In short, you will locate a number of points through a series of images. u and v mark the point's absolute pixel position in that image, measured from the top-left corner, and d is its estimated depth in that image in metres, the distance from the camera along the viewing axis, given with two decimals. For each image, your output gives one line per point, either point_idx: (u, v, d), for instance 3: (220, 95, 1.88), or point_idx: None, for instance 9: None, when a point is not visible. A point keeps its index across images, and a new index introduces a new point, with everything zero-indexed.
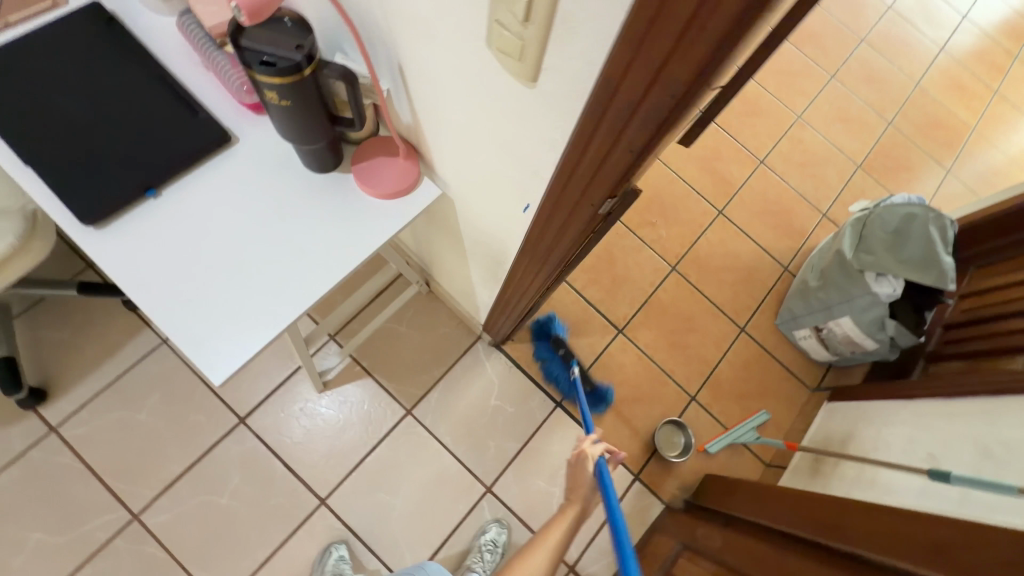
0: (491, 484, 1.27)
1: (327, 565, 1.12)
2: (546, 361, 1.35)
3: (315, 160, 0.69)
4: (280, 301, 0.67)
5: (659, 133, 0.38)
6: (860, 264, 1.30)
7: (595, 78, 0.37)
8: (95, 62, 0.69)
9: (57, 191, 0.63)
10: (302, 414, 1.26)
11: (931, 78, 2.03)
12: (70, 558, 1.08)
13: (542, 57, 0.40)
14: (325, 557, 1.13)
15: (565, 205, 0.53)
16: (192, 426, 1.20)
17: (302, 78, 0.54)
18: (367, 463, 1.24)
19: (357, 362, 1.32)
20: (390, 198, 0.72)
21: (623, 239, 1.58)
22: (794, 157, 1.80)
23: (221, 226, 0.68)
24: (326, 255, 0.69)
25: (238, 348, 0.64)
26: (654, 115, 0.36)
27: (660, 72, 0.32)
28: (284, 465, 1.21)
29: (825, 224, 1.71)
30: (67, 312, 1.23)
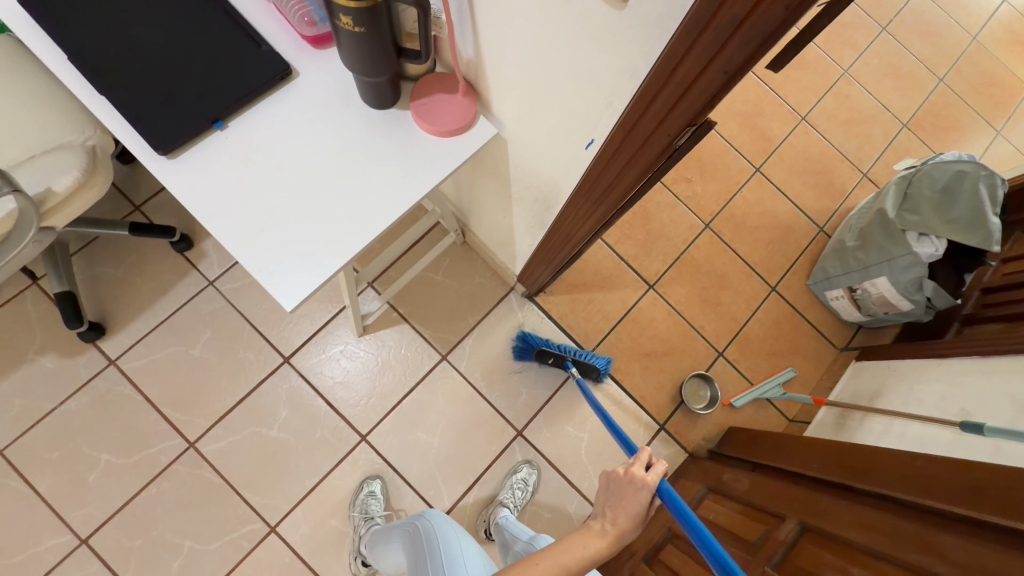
0: (522, 427, 1.33)
1: (358, 500, 1.19)
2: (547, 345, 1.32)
3: (375, 97, 0.70)
4: (345, 233, 0.69)
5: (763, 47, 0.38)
6: (903, 223, 1.28)
7: None
8: None
9: (133, 121, 0.66)
10: (342, 356, 1.31)
11: (990, 32, 1.92)
12: (136, 478, 1.17)
13: None
14: (358, 492, 1.21)
15: (638, 136, 0.54)
16: (241, 363, 1.26)
17: (376, 3, 0.55)
18: (405, 403, 1.30)
19: (395, 308, 1.36)
20: (448, 136, 0.73)
21: (658, 195, 1.57)
22: (838, 114, 1.74)
23: (285, 160, 0.70)
24: (389, 190, 0.71)
25: (306, 276, 0.67)
26: (759, 31, 0.37)
27: None
28: (327, 403, 1.27)
29: (866, 184, 1.67)
30: (119, 252, 1.28)
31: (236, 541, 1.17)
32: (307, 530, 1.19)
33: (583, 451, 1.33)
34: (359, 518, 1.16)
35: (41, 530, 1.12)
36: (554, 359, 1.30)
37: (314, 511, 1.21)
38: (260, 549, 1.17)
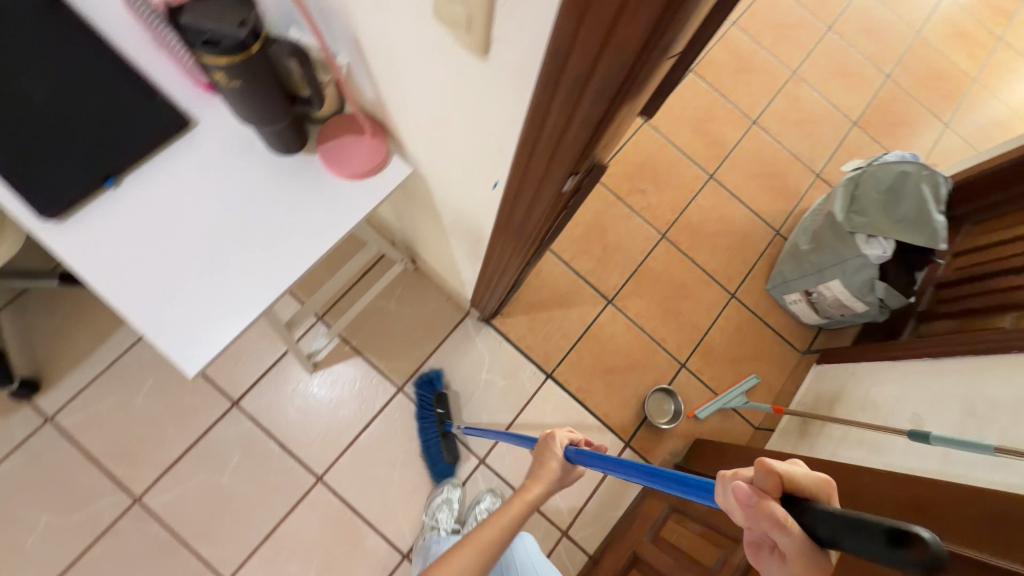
0: (485, 455, 1.30)
1: (439, 496, 1.23)
2: (424, 421, 1.28)
3: (279, 142, 0.67)
4: (252, 290, 0.65)
5: (626, 94, 0.35)
6: (851, 225, 1.29)
7: (540, 62, 0.36)
8: (47, 42, 0.65)
9: (13, 180, 0.62)
10: (296, 395, 1.27)
11: (933, 26, 1.97)
12: (79, 539, 1.12)
13: (490, 27, 0.37)
14: (435, 495, 1.24)
15: (532, 182, 0.52)
16: (188, 409, 1.22)
17: (251, 55, 0.51)
18: (362, 439, 1.26)
19: (347, 342, 1.32)
20: (361, 178, 0.70)
21: (612, 208, 1.55)
22: (788, 115, 1.74)
23: (187, 216, 0.66)
24: (298, 241, 0.68)
25: (208, 340, 0.63)
26: (606, 87, 0.34)
27: (607, 42, 0.30)
28: (280, 445, 1.23)
29: (819, 184, 1.68)
30: (52, 303, 1.23)
31: None
32: None
33: None
34: (439, 504, 1.22)
35: None
36: (442, 412, 1.27)
37: (270, 559, 1.17)
38: None
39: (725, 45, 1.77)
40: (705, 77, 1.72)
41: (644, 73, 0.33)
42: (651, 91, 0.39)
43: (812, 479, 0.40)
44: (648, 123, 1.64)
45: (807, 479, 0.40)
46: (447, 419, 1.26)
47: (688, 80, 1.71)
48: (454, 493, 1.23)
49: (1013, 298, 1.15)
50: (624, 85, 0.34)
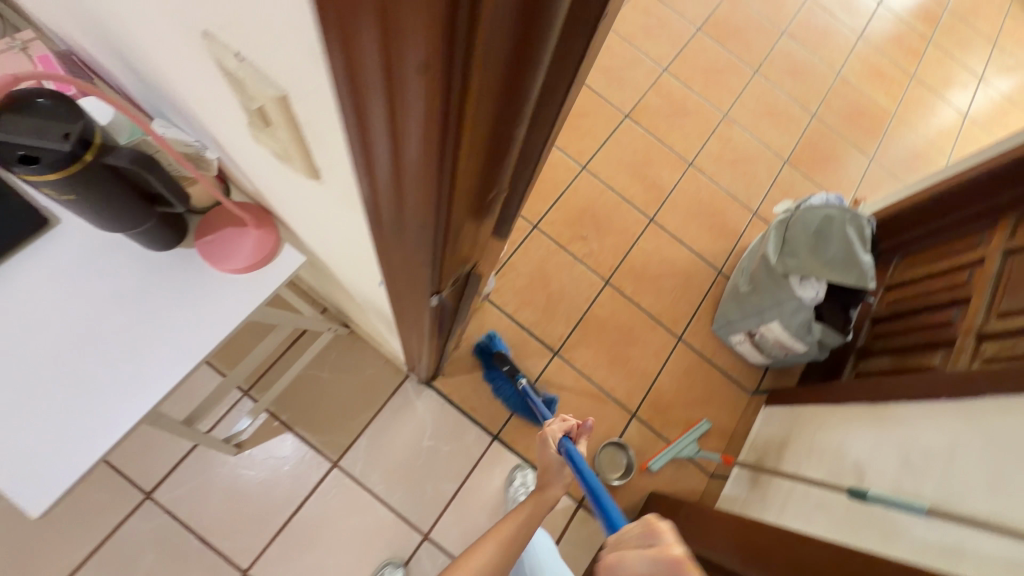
0: (429, 530, 1.22)
1: None
2: (495, 380, 1.31)
3: (150, 240, 0.61)
4: (116, 407, 0.58)
5: (446, 210, 0.32)
6: (785, 267, 1.30)
7: (360, 191, 0.34)
8: None
9: None
10: (219, 480, 1.17)
11: (851, 66, 2.08)
12: None
13: (308, 155, 0.34)
14: None
15: (404, 295, 0.49)
16: (93, 507, 1.10)
17: (85, 167, 0.47)
18: (293, 524, 1.17)
19: (276, 417, 1.23)
20: (247, 272, 0.65)
21: (555, 256, 1.53)
22: (723, 156, 1.79)
23: (41, 329, 0.59)
24: (172, 345, 0.61)
25: (58, 472, 0.54)
26: (424, 213, 0.32)
27: (402, 176, 0.29)
28: (200, 538, 1.13)
29: (756, 222, 1.72)
30: None
31: None
32: None
33: None
34: None
35: None
36: (508, 368, 1.24)
37: None
38: None
39: (659, 90, 1.82)
40: (641, 121, 1.76)
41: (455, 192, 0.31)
42: (493, 199, 0.37)
43: (657, 561, 0.49)
44: (587, 169, 1.65)
45: (653, 562, 0.50)
46: (516, 372, 1.23)
47: (624, 125, 1.74)
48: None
49: (942, 336, 1.17)
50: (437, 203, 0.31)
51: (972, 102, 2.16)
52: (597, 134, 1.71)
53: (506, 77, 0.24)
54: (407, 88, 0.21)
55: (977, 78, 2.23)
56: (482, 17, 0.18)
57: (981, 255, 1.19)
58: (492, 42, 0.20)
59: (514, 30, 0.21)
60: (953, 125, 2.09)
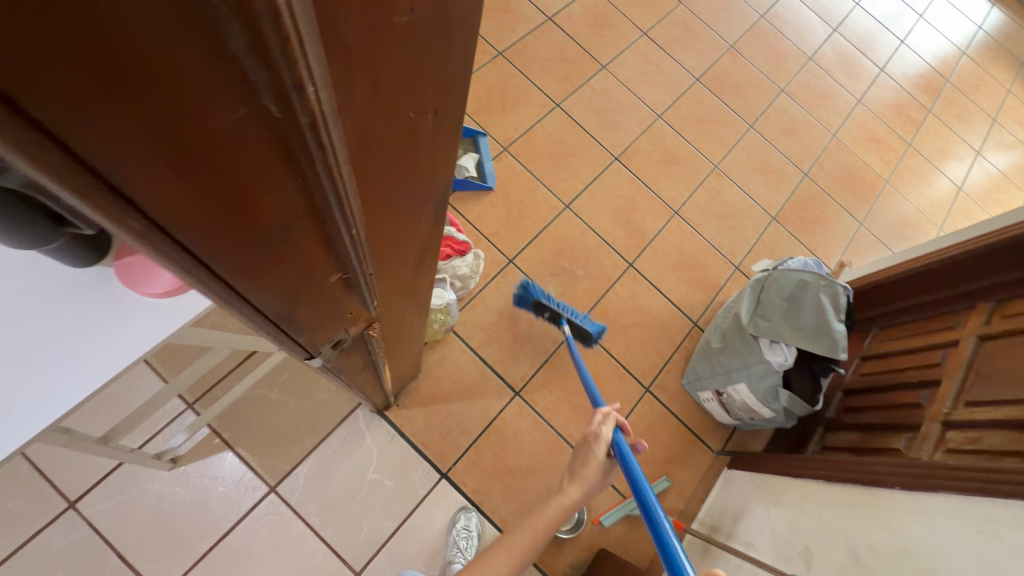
0: (361, 569, 1.17)
1: None
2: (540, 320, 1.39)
3: (65, 257, 0.59)
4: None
5: (255, 308, 0.29)
6: (755, 328, 1.28)
7: None
8: None
9: None
10: (147, 497, 1.13)
11: (848, 130, 2.09)
12: None
13: None
14: None
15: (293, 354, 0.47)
16: (11, 513, 1.06)
17: None
18: (218, 550, 1.12)
19: (218, 434, 1.20)
20: (168, 296, 0.63)
21: None
22: (709, 207, 1.78)
23: None
24: (70, 371, 0.58)
25: None
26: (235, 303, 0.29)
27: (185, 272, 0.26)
28: (119, 556, 1.08)
29: (737, 277, 1.70)
30: None
31: None
32: None
33: None
34: None
35: None
36: (552, 313, 1.35)
37: None
38: None
39: (651, 137, 1.83)
40: (630, 166, 1.76)
41: (245, 289, 0.27)
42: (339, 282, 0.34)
43: None
44: (570, 209, 1.64)
45: None
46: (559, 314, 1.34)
47: (613, 168, 1.74)
48: None
49: (910, 418, 1.13)
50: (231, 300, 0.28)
51: (968, 176, 2.16)
52: (585, 174, 1.70)
53: (233, 182, 0.20)
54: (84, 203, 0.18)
55: (975, 152, 2.23)
56: (105, 148, 0.15)
57: (956, 337, 1.16)
58: (156, 160, 0.17)
59: (188, 148, 0.18)
60: (947, 197, 2.09)
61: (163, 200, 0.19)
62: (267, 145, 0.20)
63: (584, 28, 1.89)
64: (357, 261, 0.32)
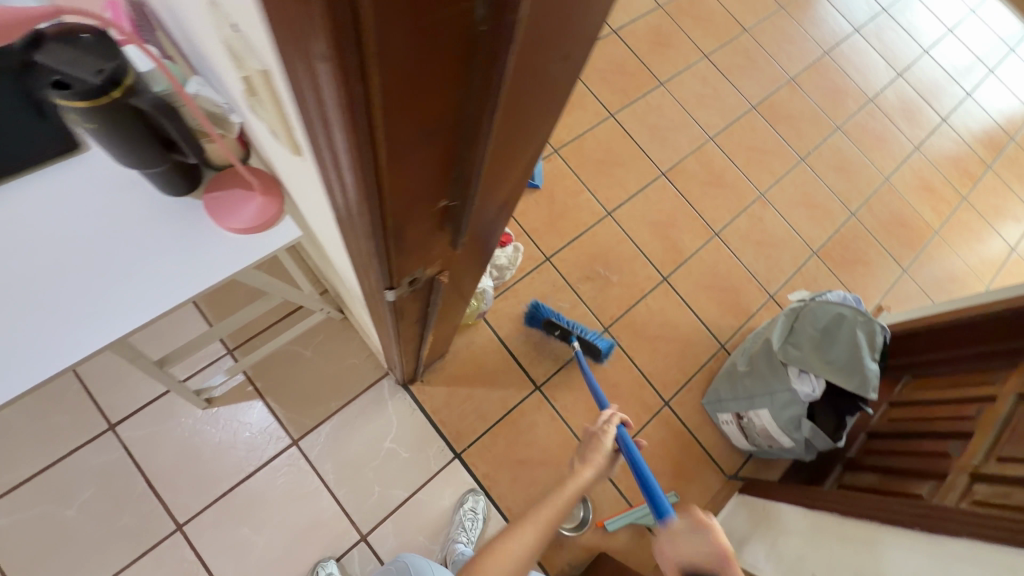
0: (367, 532, 1.20)
1: None
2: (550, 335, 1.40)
3: (163, 183, 0.64)
4: (85, 332, 0.61)
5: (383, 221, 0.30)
6: (785, 356, 1.27)
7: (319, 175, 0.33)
8: None
9: None
10: (179, 431, 1.19)
11: (902, 175, 2.06)
12: None
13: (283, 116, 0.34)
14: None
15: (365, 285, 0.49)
16: (56, 427, 1.13)
17: (110, 105, 0.50)
18: (236, 492, 1.17)
19: (250, 382, 1.25)
20: (243, 234, 0.68)
21: (559, 292, 1.53)
22: (750, 234, 1.77)
23: (40, 241, 0.62)
24: (153, 288, 0.64)
25: (18, 376, 0.58)
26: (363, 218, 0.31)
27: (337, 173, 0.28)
28: (146, 482, 1.14)
29: (770, 306, 1.69)
30: None
31: None
32: None
33: None
34: None
35: None
36: (562, 331, 1.36)
37: None
38: None
39: (700, 157, 1.84)
40: (675, 182, 1.77)
41: (391, 201, 0.29)
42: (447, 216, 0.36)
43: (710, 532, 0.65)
44: (611, 216, 1.66)
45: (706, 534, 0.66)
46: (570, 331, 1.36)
47: (658, 182, 1.76)
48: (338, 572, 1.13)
49: (935, 467, 1.11)
50: (371, 210, 0.29)
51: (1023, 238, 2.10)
52: (629, 185, 1.73)
53: (435, 87, 0.22)
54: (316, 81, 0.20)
55: None
56: (384, 23, 0.17)
57: (995, 392, 1.12)
58: (404, 52, 0.19)
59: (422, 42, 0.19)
60: (997, 256, 2.03)
61: (389, 96, 0.20)
62: (473, 57, 0.21)
63: (646, 44, 1.93)
64: (477, 193, 0.33)
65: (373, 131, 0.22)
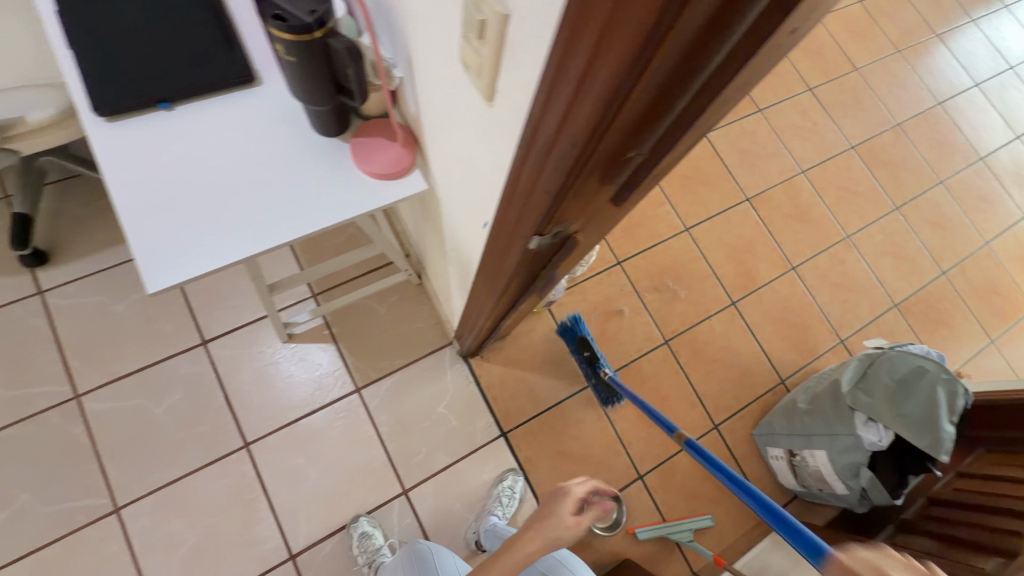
0: (409, 487, 1.26)
1: (355, 538, 1.17)
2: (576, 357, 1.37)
3: (320, 122, 0.71)
4: (237, 239, 0.68)
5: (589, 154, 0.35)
6: (853, 400, 1.23)
7: (523, 115, 0.39)
8: None
9: (88, 79, 0.70)
10: (260, 358, 1.28)
11: (1005, 242, 1.93)
12: (6, 413, 1.14)
13: (496, 68, 0.40)
14: (352, 535, 1.18)
15: (505, 233, 0.55)
16: (158, 333, 1.25)
17: (311, 40, 0.57)
18: (300, 424, 1.26)
19: (327, 327, 1.34)
20: (378, 178, 0.74)
21: (624, 297, 1.54)
22: (828, 274, 1.72)
23: (212, 157, 0.70)
24: (298, 211, 0.70)
25: (181, 266, 0.65)
26: (564, 153, 0.36)
27: (566, 108, 0.32)
28: (225, 398, 1.24)
29: (838, 350, 1.63)
30: (91, 193, 1.31)
31: (75, 511, 1.11)
32: (148, 521, 1.13)
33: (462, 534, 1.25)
34: (360, 551, 1.15)
35: None
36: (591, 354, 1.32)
37: (164, 506, 1.15)
38: (95, 526, 1.11)
39: (787, 188, 1.80)
40: (758, 210, 1.74)
41: (612, 136, 0.33)
42: (622, 172, 0.40)
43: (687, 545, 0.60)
44: (687, 232, 1.66)
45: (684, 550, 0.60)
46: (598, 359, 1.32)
47: (741, 207, 1.74)
48: (372, 526, 1.18)
49: (1003, 544, 1.05)
50: (593, 137, 0.33)
51: None
52: (711, 204, 1.71)
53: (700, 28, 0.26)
54: (630, 3, 0.24)
55: None
56: None
57: None
58: None
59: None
60: None
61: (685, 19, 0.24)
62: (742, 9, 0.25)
63: None
64: (664, 152, 0.37)
65: (649, 59, 0.26)
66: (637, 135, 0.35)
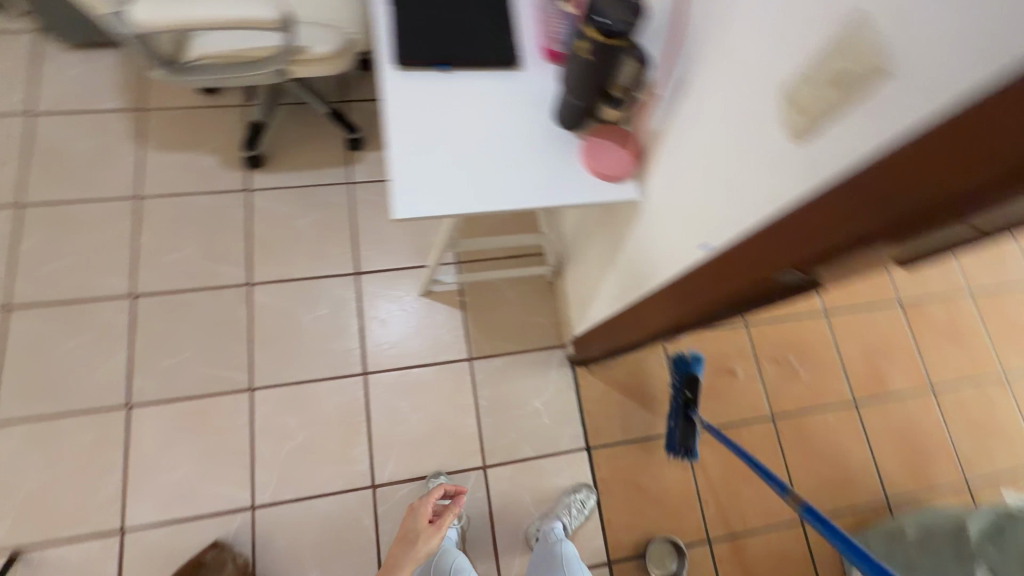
0: (489, 464, 1.31)
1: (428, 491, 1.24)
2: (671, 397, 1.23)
3: (566, 116, 0.78)
4: (473, 195, 0.76)
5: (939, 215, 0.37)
6: (980, 551, 1.10)
7: (865, 160, 0.42)
8: None
9: (394, 31, 0.82)
10: (397, 303, 1.41)
11: None
12: (195, 279, 1.34)
13: (843, 110, 0.44)
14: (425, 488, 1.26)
15: (745, 258, 0.58)
16: (325, 253, 1.41)
17: (612, 45, 0.64)
18: (413, 372, 1.36)
19: (460, 294, 1.43)
20: (599, 177, 0.80)
21: (741, 359, 1.50)
22: (970, 408, 1.56)
23: (472, 121, 0.80)
24: (526, 186, 0.78)
25: (426, 205, 0.75)
26: (902, 207, 0.39)
27: (943, 166, 0.35)
28: (360, 327, 1.37)
29: (961, 493, 1.47)
30: (310, 122, 1.50)
31: (221, 378, 1.28)
32: (271, 408, 1.28)
33: (523, 526, 1.29)
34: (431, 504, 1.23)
35: (111, 267, 1.31)
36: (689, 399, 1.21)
37: (287, 400, 1.29)
38: (231, 397, 1.27)
39: (948, 305, 1.66)
40: (909, 317, 1.62)
41: (985, 209, 0.36)
42: (938, 240, 0.42)
43: None
44: (825, 316, 1.58)
45: None
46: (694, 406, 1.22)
47: (891, 308, 1.62)
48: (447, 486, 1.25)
49: None
50: (953, 199, 0.36)
51: None
52: (858, 295, 1.62)
53: None
54: None
55: None
56: None
57: None
58: None
59: None
60: None
61: None
62: None
63: None
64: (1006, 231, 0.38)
65: None
66: (991, 214, 0.37)
